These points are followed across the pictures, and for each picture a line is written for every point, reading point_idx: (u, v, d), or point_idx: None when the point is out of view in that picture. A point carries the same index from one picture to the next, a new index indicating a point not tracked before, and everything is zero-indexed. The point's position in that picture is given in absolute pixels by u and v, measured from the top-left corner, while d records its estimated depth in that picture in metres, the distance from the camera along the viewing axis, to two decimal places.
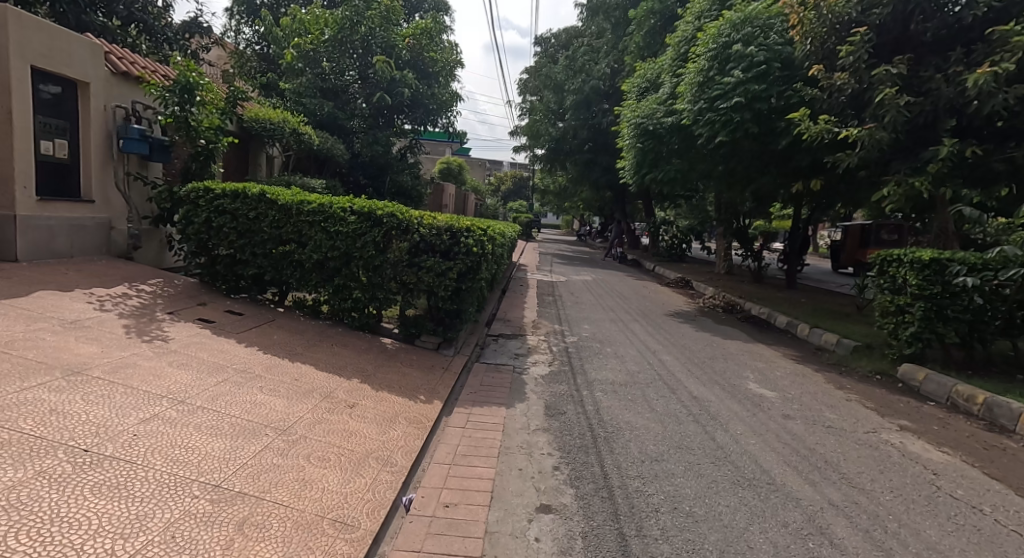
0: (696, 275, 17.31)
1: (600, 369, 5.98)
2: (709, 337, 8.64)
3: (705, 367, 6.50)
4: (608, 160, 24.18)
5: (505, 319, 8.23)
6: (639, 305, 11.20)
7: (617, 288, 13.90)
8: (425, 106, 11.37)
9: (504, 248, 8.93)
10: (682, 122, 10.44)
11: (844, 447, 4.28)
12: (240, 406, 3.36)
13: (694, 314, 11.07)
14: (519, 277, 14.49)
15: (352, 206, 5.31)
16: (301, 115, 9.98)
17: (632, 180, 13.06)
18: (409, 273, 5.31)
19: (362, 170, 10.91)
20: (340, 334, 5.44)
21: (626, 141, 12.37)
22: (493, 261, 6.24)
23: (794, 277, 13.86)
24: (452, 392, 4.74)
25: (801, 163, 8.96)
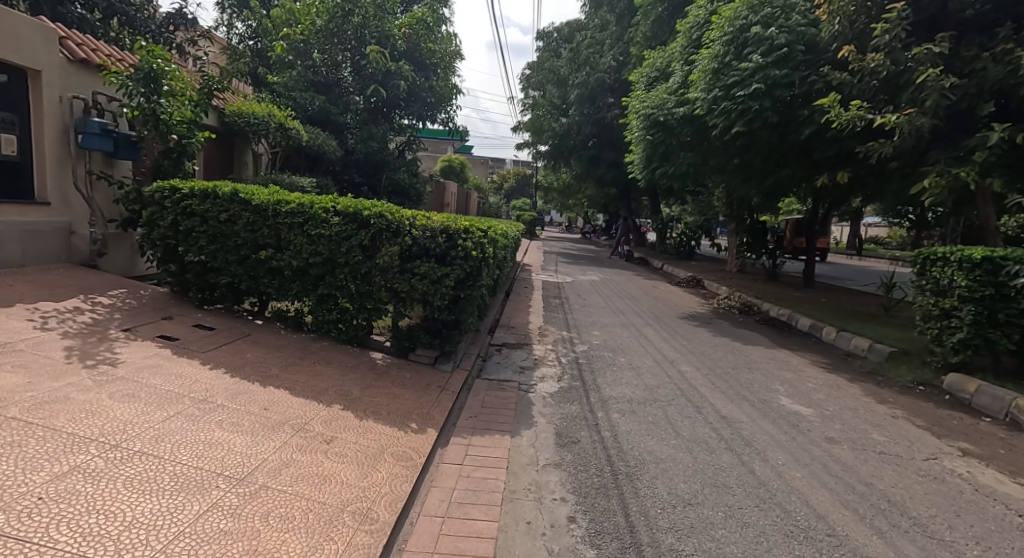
0: (708, 274, 16.67)
1: (615, 383, 5.39)
2: (729, 343, 8.02)
3: (729, 380, 5.90)
4: (613, 156, 23.55)
5: (508, 326, 7.65)
6: (650, 308, 10.59)
7: (625, 289, 13.28)
8: (422, 99, 10.79)
9: (507, 250, 8.36)
10: (695, 112, 9.86)
11: (905, 480, 3.69)
12: (191, 448, 2.79)
13: (709, 316, 10.45)
14: (523, 278, 13.90)
15: (336, 206, 4.75)
16: (290, 109, 9.42)
17: (641, 175, 12.44)
18: (401, 281, 4.74)
19: (356, 167, 10.34)
20: (325, 349, 4.87)
21: (635, 134, 11.76)
22: (494, 266, 5.67)
23: (811, 275, 13.23)
24: (449, 417, 4.17)
25: (826, 154, 8.34)
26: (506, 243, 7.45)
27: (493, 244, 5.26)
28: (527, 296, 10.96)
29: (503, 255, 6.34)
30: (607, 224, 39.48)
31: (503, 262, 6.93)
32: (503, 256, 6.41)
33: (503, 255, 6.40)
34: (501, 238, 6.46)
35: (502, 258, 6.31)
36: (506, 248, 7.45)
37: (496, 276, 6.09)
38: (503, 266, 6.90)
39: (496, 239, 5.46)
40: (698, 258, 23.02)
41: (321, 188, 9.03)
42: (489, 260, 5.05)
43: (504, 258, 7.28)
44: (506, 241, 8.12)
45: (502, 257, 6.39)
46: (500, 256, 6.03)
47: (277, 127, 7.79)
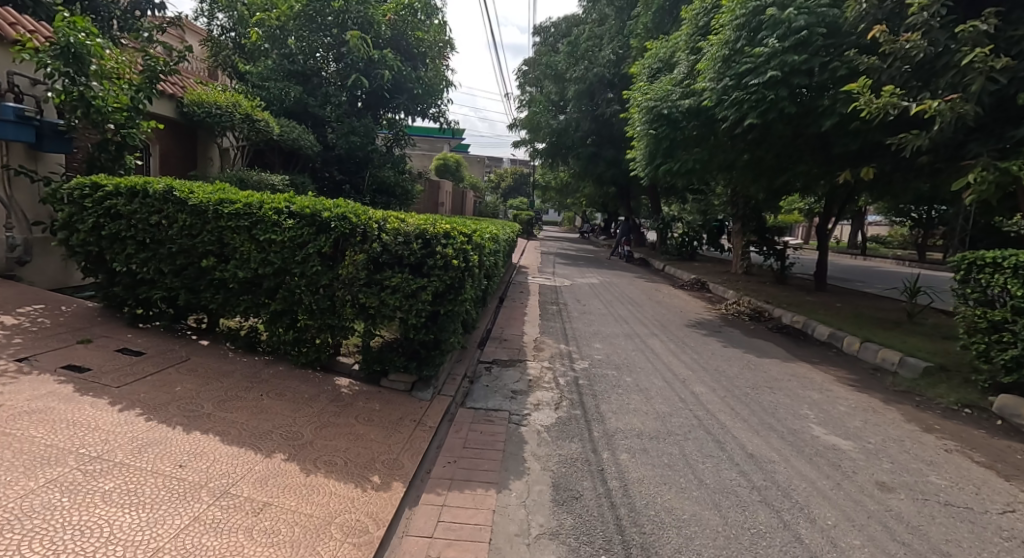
0: (712, 276, 15.93)
1: (621, 412, 4.65)
2: (744, 355, 7.30)
3: (751, 404, 5.17)
4: (612, 154, 22.79)
5: (500, 339, 6.91)
6: (654, 315, 9.86)
7: (626, 294, 12.56)
8: (408, 90, 10.03)
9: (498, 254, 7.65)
10: (703, 103, 9.18)
11: (987, 546, 2.96)
12: (49, 543, 2.09)
13: (718, 324, 9.72)
14: (518, 282, 13.17)
15: (290, 206, 4.01)
16: (263, 101, 8.69)
17: (644, 172, 11.71)
18: (370, 295, 4.01)
19: (337, 164, 9.58)
20: (281, 375, 4.13)
21: (637, 129, 11.02)
22: (481, 275, 4.95)
23: (823, 278, 12.52)
24: (422, 462, 3.43)
25: (849, 148, 7.63)
26: (495, 246, 6.71)
27: (478, 250, 4.53)
28: (522, 303, 10.23)
29: (491, 262, 5.61)
30: (606, 223, 38.77)
31: (492, 268, 6.19)
32: (492, 262, 5.69)
33: (492, 261, 5.68)
34: (489, 241, 5.73)
35: (491, 264, 5.58)
36: (495, 252, 6.71)
37: (485, 285, 5.37)
38: (492, 273, 6.17)
39: (483, 244, 4.73)
40: (700, 258, 22.29)
41: (295, 186, 8.28)
42: (475, 269, 4.33)
43: (493, 263, 6.53)
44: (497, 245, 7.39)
45: (492, 264, 5.66)
46: (488, 263, 5.30)
47: (241, 118, 7.03)
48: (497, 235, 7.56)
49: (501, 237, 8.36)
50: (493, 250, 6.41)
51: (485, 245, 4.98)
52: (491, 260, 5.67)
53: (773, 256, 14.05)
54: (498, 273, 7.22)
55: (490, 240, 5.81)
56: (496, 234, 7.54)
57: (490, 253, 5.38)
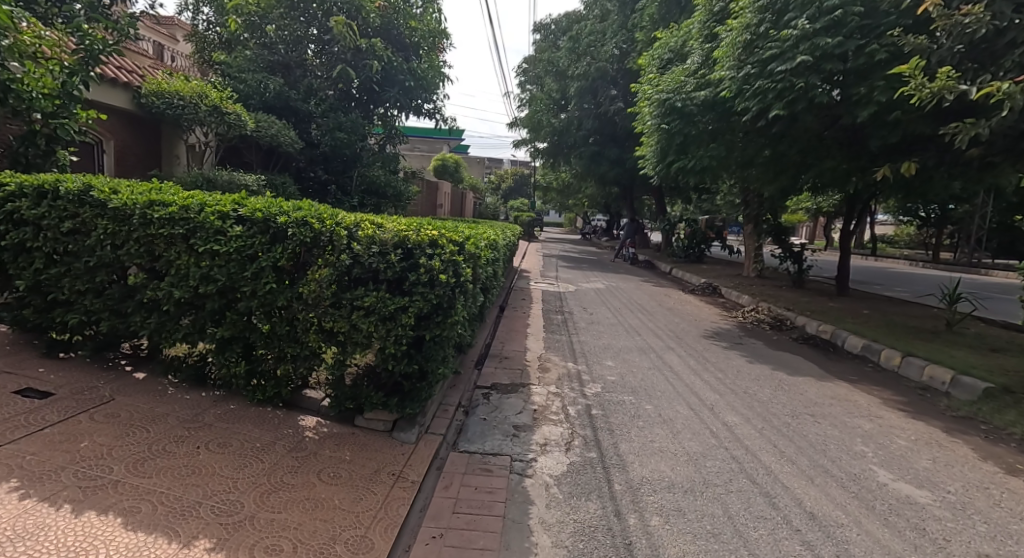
0: (724, 280, 15.17)
1: (646, 455, 3.89)
2: (773, 373, 6.53)
3: (796, 439, 4.41)
4: (616, 153, 22.03)
5: (501, 358, 6.16)
6: (668, 325, 9.09)
7: (635, 300, 11.80)
8: (400, 83, 9.25)
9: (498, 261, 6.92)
10: (721, 94, 8.46)
11: None
12: None
13: (737, 334, 8.95)
14: (520, 289, 12.41)
15: (239, 208, 3.25)
16: (239, 95, 7.93)
17: (653, 170, 10.95)
18: (339, 319, 3.26)
19: (322, 164, 8.82)
20: (230, 416, 3.35)
21: (647, 123, 10.27)
22: (477, 289, 4.21)
23: (845, 283, 11.75)
24: (400, 538, 2.67)
25: (888, 141, 6.88)
26: (494, 251, 5.98)
27: (473, 260, 3.78)
28: (524, 312, 9.46)
29: (489, 271, 4.86)
30: (609, 224, 37.98)
31: (491, 273, 5.41)
32: (490, 271, 4.94)
33: (490, 270, 4.95)
34: (487, 247, 4.98)
35: (489, 275, 4.84)
36: (494, 259, 5.98)
37: (482, 299, 4.64)
38: (490, 284, 5.42)
39: (478, 252, 4.00)
40: (708, 261, 21.48)
41: (272, 187, 7.54)
42: (469, 283, 3.59)
43: (492, 272, 5.80)
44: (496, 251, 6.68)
45: (490, 274, 4.92)
46: (487, 272, 4.57)
47: (207, 110, 6.17)
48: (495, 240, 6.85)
49: (500, 242, 7.60)
50: (490, 253, 5.65)
51: (482, 253, 4.26)
52: (489, 269, 4.94)
53: (789, 259, 13.26)
54: (497, 284, 6.51)
55: (488, 246, 5.07)
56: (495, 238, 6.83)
57: (487, 261, 4.63)
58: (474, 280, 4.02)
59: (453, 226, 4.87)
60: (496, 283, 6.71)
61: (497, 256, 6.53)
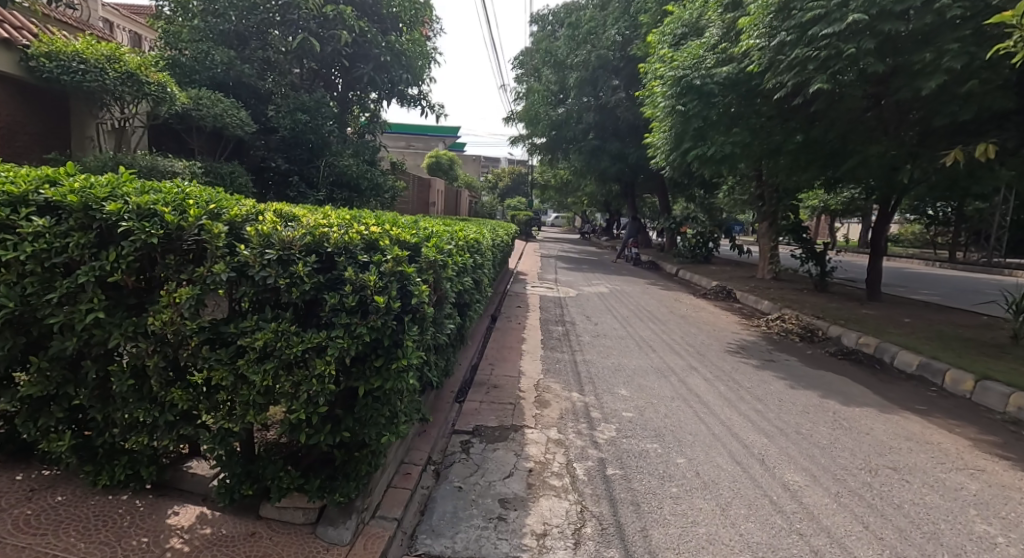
0: (737, 283, 14.02)
1: (690, 552, 2.68)
2: (822, 403, 5.33)
3: (891, 512, 3.20)
4: (617, 147, 20.83)
5: (489, 389, 4.96)
6: (684, 339, 7.90)
7: (643, 307, 10.62)
8: (374, 58, 8.06)
9: (483, 264, 5.76)
10: (750, 68, 7.29)
11: None
12: None
13: (765, 348, 7.75)
14: (516, 293, 11.23)
15: (44, 194, 2.19)
16: (184, 69, 6.78)
17: (664, 160, 9.78)
18: (217, 364, 2.07)
19: (283, 152, 7.60)
20: (40, 523, 2.17)
21: (658, 107, 9.11)
22: (447, 308, 3.04)
23: (876, 286, 10.59)
24: None
25: (957, 119, 5.69)
26: (474, 251, 4.82)
27: (437, 268, 2.61)
28: (519, 323, 8.23)
29: (466, 280, 3.70)
30: (608, 223, 36.80)
31: (471, 279, 4.27)
32: (468, 279, 3.79)
33: (468, 278, 3.80)
34: (463, 247, 3.83)
35: (466, 284, 3.68)
36: (474, 262, 4.83)
37: (456, 319, 3.48)
38: (470, 295, 4.25)
39: (446, 255, 2.83)
40: (716, 262, 20.30)
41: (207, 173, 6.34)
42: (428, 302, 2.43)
43: (474, 278, 4.62)
44: (480, 252, 5.52)
45: (468, 281, 3.75)
46: (460, 279, 3.40)
47: (118, 76, 4.94)
48: (479, 240, 5.70)
49: (488, 243, 6.42)
50: (471, 252, 4.52)
51: (453, 257, 3.08)
52: (467, 277, 3.79)
53: (811, 260, 12.08)
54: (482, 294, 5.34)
55: (465, 248, 3.93)
56: (478, 238, 5.67)
57: (461, 267, 3.47)
58: (439, 298, 2.85)
59: (417, 224, 3.72)
60: (481, 292, 5.55)
61: (482, 259, 5.37)
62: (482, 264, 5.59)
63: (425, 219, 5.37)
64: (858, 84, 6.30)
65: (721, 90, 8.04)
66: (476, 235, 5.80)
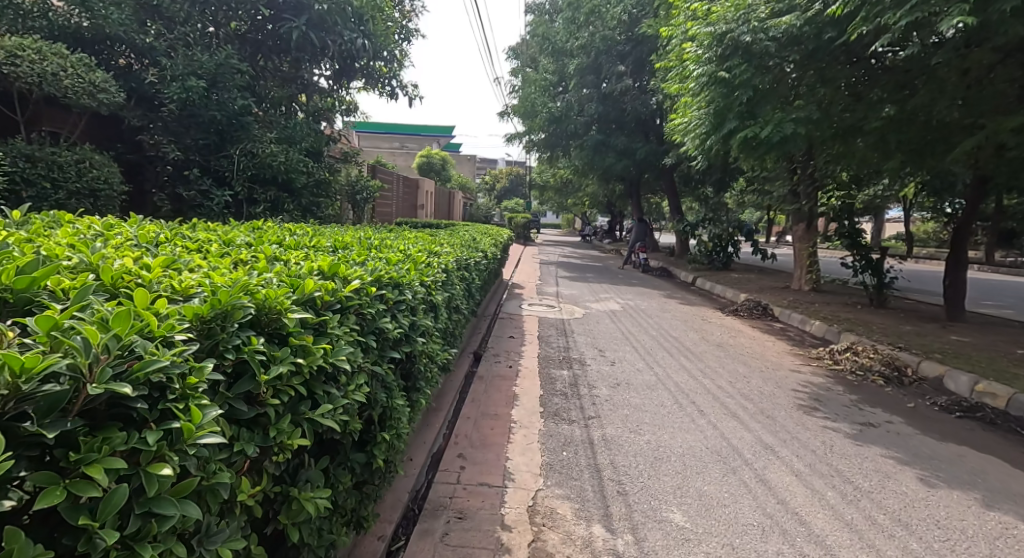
0: (771, 296, 11.97)
1: None
2: (1008, 527, 3.23)
3: None
4: (623, 142, 18.79)
5: (451, 528, 2.90)
6: (733, 388, 5.84)
7: (667, 334, 8.57)
8: (307, 8, 6.69)
9: (446, 300, 3.56)
10: (833, 13, 5.20)
11: None
12: None
13: (848, 400, 5.68)
14: (509, 315, 9.17)
15: None
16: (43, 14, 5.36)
17: (696, 148, 7.58)
18: None
19: (182, 135, 5.86)
20: None
21: (688, 77, 6.93)
22: (222, 521, 1.53)
23: (959, 304, 8.54)
24: None
25: None
26: (405, 299, 2.72)
27: None
28: (510, 366, 6.13)
29: (317, 392, 1.87)
30: (610, 227, 34.72)
31: (379, 353, 2.38)
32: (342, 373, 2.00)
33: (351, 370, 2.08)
34: (322, 314, 2.06)
35: (323, 408, 1.82)
36: (411, 311, 2.82)
37: (314, 470, 1.87)
38: (378, 388, 2.26)
39: None
40: (736, 268, 18.20)
41: (27, 160, 4.75)
42: None
43: (407, 342, 2.63)
44: (434, 287, 3.31)
45: (335, 382, 1.99)
46: (253, 423, 1.67)
47: None
48: (428, 265, 3.46)
49: (457, 262, 4.32)
50: (386, 303, 2.58)
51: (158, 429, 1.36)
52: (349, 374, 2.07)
53: (866, 270, 9.98)
54: (441, 356, 3.15)
55: (347, 316, 2.19)
56: (424, 262, 3.44)
57: (269, 390, 1.69)
58: None
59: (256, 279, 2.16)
60: (443, 351, 3.35)
61: (436, 299, 3.18)
62: (442, 302, 3.40)
63: (339, 248, 3.47)
64: (1012, 20, 4.24)
65: (777, 50, 6.01)
66: (417, 257, 3.57)
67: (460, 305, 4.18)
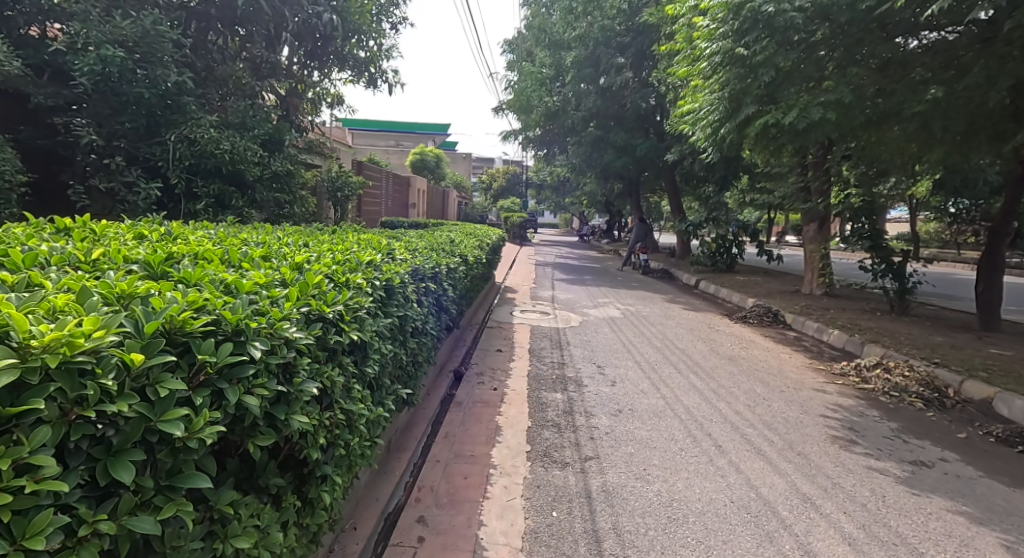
0: (781, 300, 11.16)
1: None
2: None
3: None
4: (622, 137, 17.96)
5: None
6: (751, 415, 5.03)
7: (671, 345, 7.76)
8: None
9: (386, 328, 2.69)
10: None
11: None
12: None
13: (887, 429, 4.87)
14: (499, 324, 8.34)
15: None
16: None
17: (706, 140, 6.76)
18: None
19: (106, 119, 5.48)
20: None
21: (699, 57, 6.12)
22: None
23: (994, 313, 7.75)
24: None
25: None
26: (258, 365, 1.75)
27: None
28: (494, 387, 5.29)
29: None
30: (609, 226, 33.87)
31: (159, 485, 1.50)
32: None
33: None
34: None
35: None
36: (282, 374, 1.88)
37: None
38: (185, 538, 1.52)
39: None
40: (740, 270, 17.41)
41: None
42: None
43: (267, 433, 1.75)
44: (357, 318, 2.43)
45: None
46: None
47: None
48: (351, 288, 2.58)
49: (417, 273, 3.44)
50: (203, 383, 1.64)
51: None
52: None
53: (887, 274, 9.17)
54: (368, 415, 2.33)
55: (22, 453, 1.27)
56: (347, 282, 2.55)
57: None
58: None
59: None
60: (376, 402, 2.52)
61: (352, 338, 2.27)
62: (376, 334, 2.51)
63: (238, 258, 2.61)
64: None
65: (804, 23, 5.20)
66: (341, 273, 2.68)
67: (419, 326, 3.30)
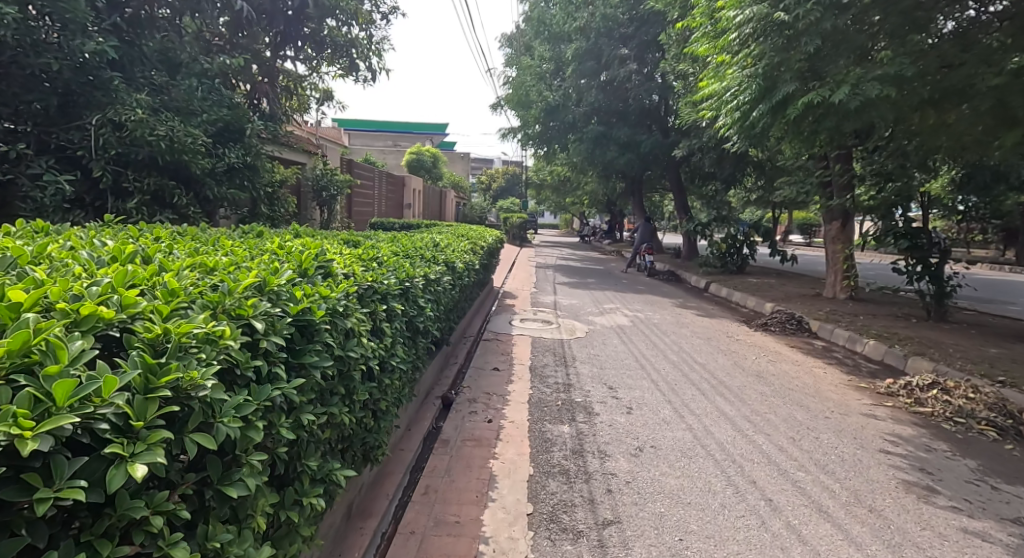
0: (800, 305, 10.30)
1: None
2: None
3: None
4: (626, 133, 17.05)
5: None
6: (798, 451, 4.19)
7: (688, 359, 6.91)
8: None
9: (283, 399, 1.70)
10: None
11: None
12: None
13: (965, 467, 4.03)
14: (495, 335, 7.49)
15: None
16: None
17: (731, 127, 5.91)
18: None
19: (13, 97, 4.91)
20: None
21: (724, 29, 5.27)
22: None
23: None
24: None
25: None
26: None
27: None
28: (489, 420, 4.43)
29: None
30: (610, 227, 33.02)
31: None
32: None
33: None
34: None
35: None
36: None
37: None
38: None
39: None
40: (751, 272, 16.56)
41: None
42: None
43: None
44: (162, 425, 1.34)
45: None
46: None
47: None
48: (200, 345, 1.53)
49: (373, 296, 2.58)
50: None
51: None
52: None
53: (923, 277, 8.33)
54: None
55: None
56: (187, 340, 1.50)
57: None
58: None
59: None
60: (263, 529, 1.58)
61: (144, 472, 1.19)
62: (245, 427, 1.49)
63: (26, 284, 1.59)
64: None
65: None
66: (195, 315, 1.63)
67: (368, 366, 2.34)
